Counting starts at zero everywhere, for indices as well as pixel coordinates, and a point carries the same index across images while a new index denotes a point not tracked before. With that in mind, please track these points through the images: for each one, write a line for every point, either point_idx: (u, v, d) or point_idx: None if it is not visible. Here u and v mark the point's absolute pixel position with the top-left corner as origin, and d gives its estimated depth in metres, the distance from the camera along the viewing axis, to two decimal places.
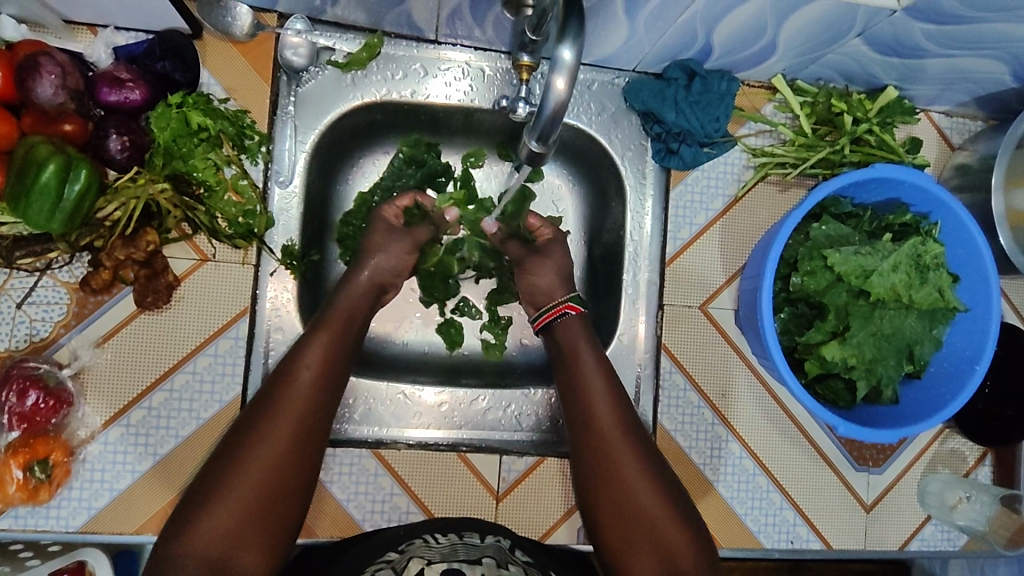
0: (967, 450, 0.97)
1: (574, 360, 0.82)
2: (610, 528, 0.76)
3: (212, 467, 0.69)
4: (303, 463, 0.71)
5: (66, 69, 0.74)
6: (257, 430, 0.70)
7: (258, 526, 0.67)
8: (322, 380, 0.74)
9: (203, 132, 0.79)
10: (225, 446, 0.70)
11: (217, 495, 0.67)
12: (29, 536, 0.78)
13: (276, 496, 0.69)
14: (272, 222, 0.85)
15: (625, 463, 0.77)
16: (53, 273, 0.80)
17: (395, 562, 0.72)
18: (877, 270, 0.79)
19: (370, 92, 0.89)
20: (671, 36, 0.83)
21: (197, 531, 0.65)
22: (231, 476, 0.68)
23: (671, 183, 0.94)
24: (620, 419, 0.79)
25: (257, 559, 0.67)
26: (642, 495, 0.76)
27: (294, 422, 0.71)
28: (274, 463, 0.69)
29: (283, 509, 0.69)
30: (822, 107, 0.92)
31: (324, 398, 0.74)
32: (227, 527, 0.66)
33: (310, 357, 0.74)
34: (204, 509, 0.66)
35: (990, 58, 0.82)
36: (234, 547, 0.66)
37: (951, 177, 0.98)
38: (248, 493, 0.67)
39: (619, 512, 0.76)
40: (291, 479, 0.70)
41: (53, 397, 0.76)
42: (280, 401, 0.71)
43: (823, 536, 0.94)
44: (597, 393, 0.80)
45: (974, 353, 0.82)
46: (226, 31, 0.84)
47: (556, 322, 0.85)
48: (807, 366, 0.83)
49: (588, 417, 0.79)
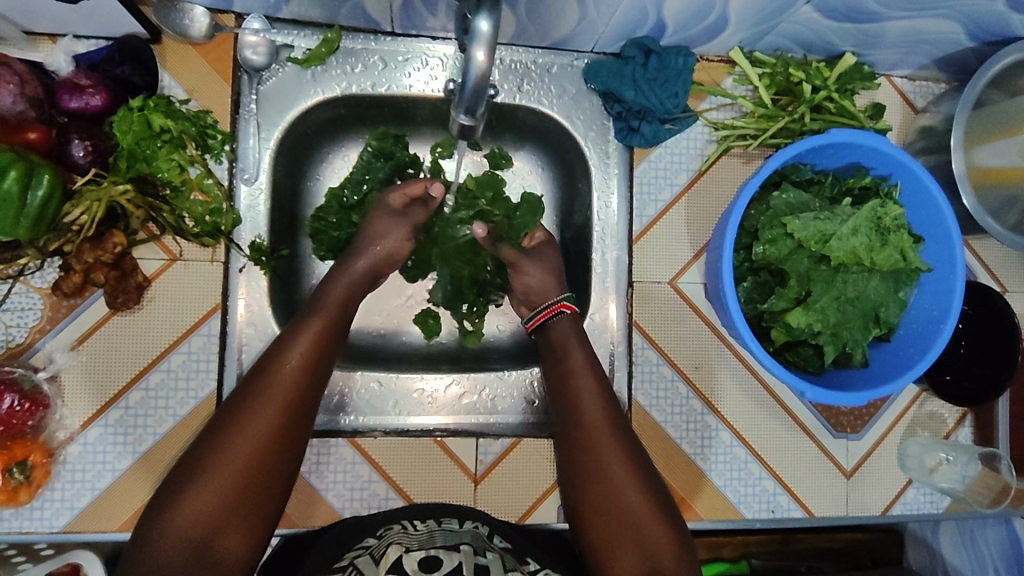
0: (946, 412, 0.98)
1: (565, 359, 0.83)
2: (598, 526, 0.74)
3: (196, 447, 0.68)
4: (290, 449, 0.70)
5: (22, 77, 0.76)
6: (241, 413, 0.68)
7: (241, 511, 0.66)
8: (311, 364, 0.73)
9: (165, 134, 0.80)
10: (212, 425, 0.69)
11: (201, 477, 0.65)
12: (14, 538, 0.80)
13: (260, 479, 0.67)
14: (239, 219, 0.86)
15: (612, 443, 0.77)
16: (26, 279, 0.81)
17: (373, 548, 0.73)
18: (836, 234, 0.79)
19: (331, 87, 0.90)
20: (623, 14, 0.83)
21: (180, 511, 0.64)
22: (213, 457, 0.66)
23: (635, 161, 0.95)
24: (608, 414, 0.79)
25: (239, 544, 0.66)
26: (625, 473, 0.75)
27: (282, 405, 0.70)
28: (261, 447, 0.68)
29: (266, 494, 0.68)
30: (780, 78, 0.93)
31: (313, 382, 0.73)
32: (208, 511, 0.64)
33: (299, 344, 0.73)
34: (188, 491, 0.65)
35: (944, 18, 0.82)
36: (217, 531, 0.65)
37: (915, 140, 0.98)
38: (230, 475, 0.66)
39: (605, 489, 0.74)
40: (276, 464, 0.69)
41: (29, 400, 0.77)
42: (268, 383, 0.70)
43: (803, 504, 0.95)
44: (585, 377, 0.81)
45: (940, 313, 0.82)
46: (183, 33, 0.85)
47: (548, 322, 0.86)
48: (774, 334, 0.84)
49: (575, 401, 0.80)
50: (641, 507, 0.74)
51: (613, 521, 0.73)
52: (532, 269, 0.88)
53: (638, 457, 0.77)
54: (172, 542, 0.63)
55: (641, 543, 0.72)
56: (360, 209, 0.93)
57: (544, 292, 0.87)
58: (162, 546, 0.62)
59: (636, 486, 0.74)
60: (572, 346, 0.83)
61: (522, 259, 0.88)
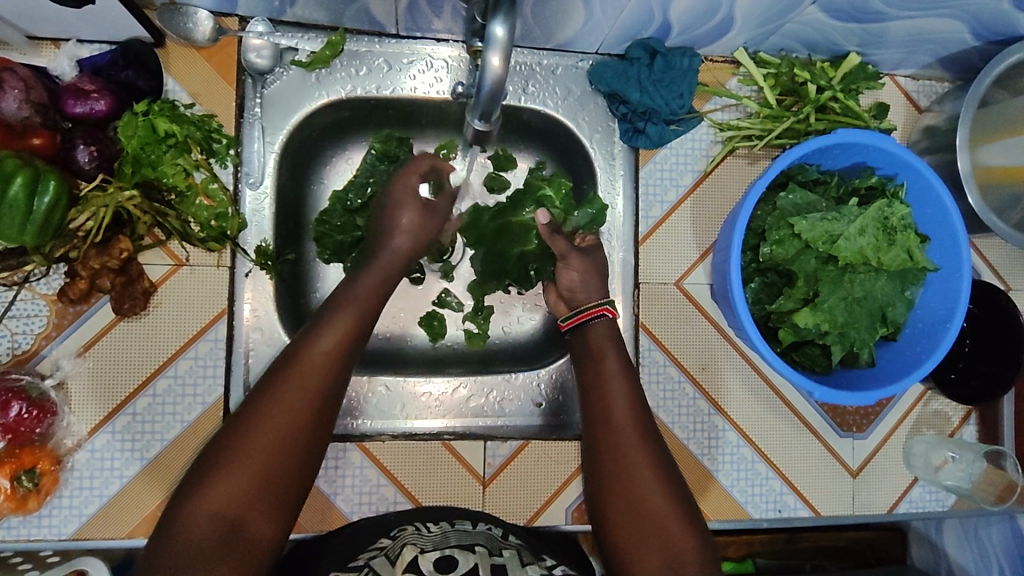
0: (951, 410, 0.98)
1: (599, 362, 0.82)
2: (623, 521, 0.73)
3: (227, 430, 0.66)
4: (321, 437, 0.67)
5: (28, 83, 0.75)
6: (274, 393, 0.66)
7: (271, 494, 0.64)
8: (346, 351, 0.71)
9: (170, 138, 0.79)
10: (245, 405, 0.67)
11: (233, 459, 0.63)
12: (22, 545, 0.80)
13: (293, 463, 0.65)
14: (245, 223, 0.86)
15: (637, 444, 0.76)
16: (31, 286, 0.81)
17: (388, 549, 0.73)
18: (844, 234, 0.79)
19: (336, 90, 0.90)
20: (629, 14, 0.82)
21: (212, 491, 0.62)
22: (246, 439, 0.64)
23: (640, 162, 0.95)
24: (636, 413, 0.78)
25: (268, 528, 0.63)
26: (650, 475, 0.74)
27: (316, 389, 0.67)
28: (295, 431, 0.65)
29: (296, 480, 0.65)
30: (785, 78, 0.92)
31: (345, 366, 0.71)
32: (240, 493, 0.62)
33: (336, 329, 0.71)
34: (220, 472, 0.63)
35: (948, 18, 0.82)
36: (246, 513, 0.62)
37: (919, 140, 0.98)
38: (261, 457, 0.63)
39: (630, 489, 0.74)
40: (308, 447, 0.66)
41: (37, 407, 0.77)
42: (303, 366, 0.68)
43: (810, 503, 0.95)
44: (614, 379, 0.80)
45: (947, 312, 0.82)
46: (188, 37, 0.84)
47: (590, 321, 0.85)
48: (781, 335, 0.84)
49: (604, 400, 0.79)
50: (665, 508, 0.73)
51: (639, 519, 0.72)
52: (579, 268, 0.86)
53: (662, 458, 0.76)
54: (201, 523, 0.60)
55: (667, 545, 0.71)
56: (364, 213, 0.93)
57: (586, 290, 0.86)
58: (191, 526, 0.60)
59: (659, 488, 0.74)
60: (605, 349, 0.83)
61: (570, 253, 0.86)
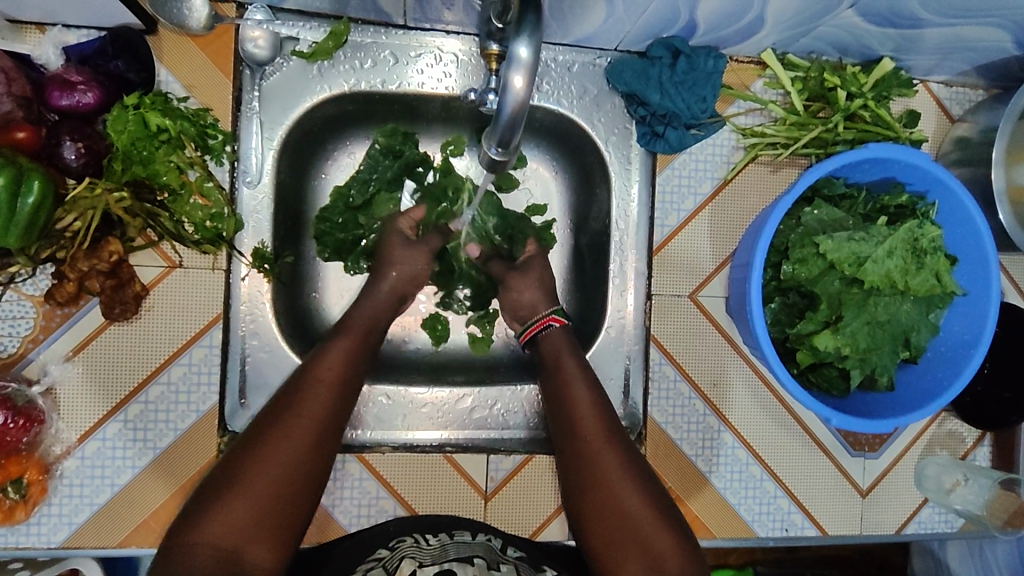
0: (965, 431, 0.96)
1: (558, 364, 0.81)
2: (597, 529, 0.73)
3: (229, 461, 0.67)
4: (322, 464, 0.69)
5: (9, 74, 0.70)
6: (278, 425, 0.69)
7: (270, 520, 0.65)
8: (344, 380, 0.74)
9: (162, 134, 0.75)
10: (245, 437, 0.69)
11: (236, 489, 0.64)
12: (10, 554, 0.78)
13: (294, 488, 0.67)
14: (242, 223, 0.82)
15: (611, 447, 0.75)
16: (17, 286, 0.77)
17: (385, 560, 0.71)
18: (872, 257, 0.76)
19: (338, 83, 0.85)
20: (652, 13, 0.78)
21: (211, 523, 0.63)
22: (247, 469, 0.65)
23: (658, 168, 0.91)
24: (603, 414, 0.78)
25: (267, 556, 0.64)
26: (629, 482, 0.73)
27: (316, 419, 0.70)
28: (298, 457, 0.67)
29: (293, 508, 0.67)
30: (813, 82, 0.88)
31: (343, 399, 0.73)
32: (242, 519, 0.63)
33: (332, 360, 0.75)
34: (219, 503, 0.64)
35: (992, 26, 0.77)
36: (247, 539, 0.63)
37: (950, 151, 0.93)
38: (263, 488, 0.65)
39: (608, 501, 0.73)
40: (308, 478, 0.68)
41: (23, 416, 0.74)
42: (306, 398, 0.71)
43: (818, 522, 0.93)
44: (578, 383, 0.79)
45: (972, 338, 0.79)
46: (182, 24, 0.79)
47: (540, 334, 0.84)
48: (799, 357, 0.81)
49: (570, 409, 0.78)
50: (635, 506, 0.72)
51: (612, 521, 0.72)
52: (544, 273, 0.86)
53: (629, 454, 0.76)
54: (202, 549, 0.61)
55: (640, 545, 0.70)
56: (367, 211, 0.90)
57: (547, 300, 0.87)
58: (192, 555, 0.61)
59: (629, 487, 0.73)
60: (561, 355, 0.82)
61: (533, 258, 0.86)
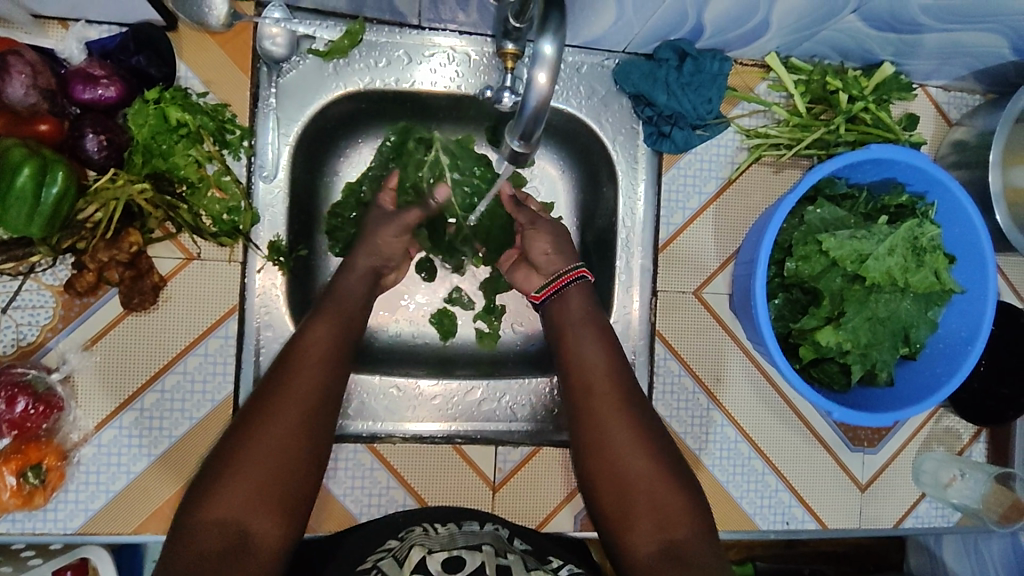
0: (962, 428, 0.98)
1: (572, 333, 0.82)
2: (613, 489, 0.75)
3: (226, 443, 0.70)
4: (318, 442, 0.72)
5: (35, 67, 0.71)
6: (267, 404, 0.71)
7: (276, 496, 0.68)
8: (330, 357, 0.76)
9: (182, 128, 0.77)
10: (241, 417, 0.71)
11: (231, 470, 0.67)
12: (27, 539, 0.79)
13: (293, 466, 0.69)
14: (258, 217, 0.84)
15: (620, 418, 0.77)
16: (37, 276, 0.79)
17: (396, 548, 0.73)
18: (873, 254, 0.78)
19: (353, 81, 0.87)
20: (660, 16, 0.80)
21: (212, 505, 0.66)
22: (243, 450, 0.68)
23: (664, 167, 0.93)
24: (616, 382, 0.79)
25: (273, 531, 0.67)
26: (637, 452, 0.76)
27: (306, 394, 0.72)
28: (287, 435, 0.70)
29: (296, 479, 0.69)
30: (816, 85, 0.90)
31: (331, 374, 0.75)
32: (240, 500, 0.66)
33: (318, 337, 0.76)
34: (218, 486, 0.67)
35: (989, 32, 0.80)
36: (254, 514, 0.66)
37: (948, 154, 0.96)
38: (259, 466, 0.68)
39: (619, 469, 0.75)
40: (305, 450, 0.70)
41: (43, 403, 0.75)
42: (294, 378, 0.73)
43: (818, 516, 0.95)
44: (589, 354, 0.81)
45: (969, 334, 0.82)
46: (201, 21, 0.80)
47: (570, 286, 0.84)
48: (802, 352, 0.83)
49: (582, 379, 0.80)
50: (643, 471, 0.75)
51: (621, 483, 0.75)
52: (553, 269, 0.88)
53: (642, 417, 0.78)
54: (210, 528, 0.64)
55: (656, 509, 0.73)
56: None
57: None
58: (199, 533, 0.64)
59: (641, 448, 0.76)
60: (574, 316, 0.83)
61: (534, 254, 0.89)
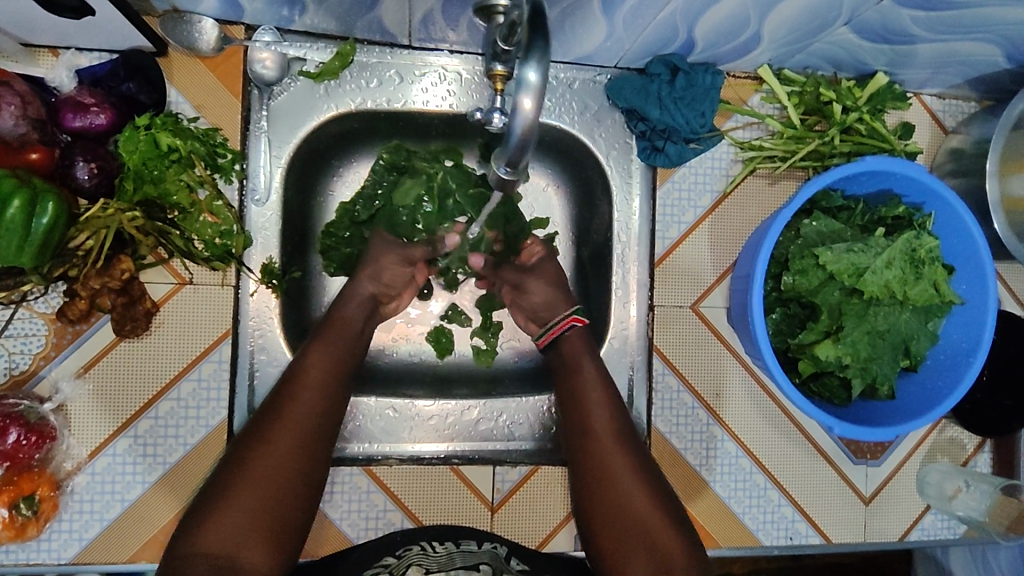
0: (966, 438, 0.97)
1: (573, 373, 0.83)
2: (605, 529, 0.74)
3: (219, 472, 0.69)
4: (310, 470, 0.71)
5: (25, 98, 0.71)
6: (265, 433, 0.71)
7: (264, 525, 0.67)
8: (326, 385, 0.75)
9: (173, 153, 0.77)
10: (239, 445, 0.71)
11: (228, 496, 0.67)
12: (21, 570, 0.78)
13: (284, 495, 0.69)
14: (250, 240, 0.83)
15: (615, 455, 0.77)
16: (29, 304, 0.78)
17: (393, 566, 0.74)
18: (871, 268, 0.77)
19: (344, 102, 0.86)
20: (651, 32, 0.80)
21: (205, 532, 0.65)
22: (239, 477, 0.68)
23: (658, 181, 0.92)
24: (612, 424, 0.80)
25: (265, 559, 0.66)
26: (629, 492, 0.75)
27: (300, 423, 0.72)
28: (283, 463, 0.69)
29: (290, 508, 0.69)
30: (810, 96, 0.90)
31: (328, 404, 0.75)
32: (233, 527, 0.65)
33: (317, 365, 0.76)
34: (214, 512, 0.66)
35: (982, 41, 0.79)
36: (242, 544, 0.65)
37: (944, 162, 0.95)
38: (254, 495, 0.67)
39: (612, 507, 0.74)
40: (298, 479, 0.70)
41: (35, 433, 0.74)
42: (289, 406, 0.73)
43: (822, 530, 0.94)
44: (591, 394, 0.81)
45: (970, 346, 0.81)
46: (192, 46, 0.81)
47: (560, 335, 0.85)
48: (801, 366, 0.82)
49: (580, 418, 0.80)
50: (643, 514, 0.74)
51: (619, 523, 0.74)
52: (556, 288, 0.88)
53: (638, 459, 0.78)
54: (198, 558, 0.63)
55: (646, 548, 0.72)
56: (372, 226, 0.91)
57: (552, 309, 0.87)
58: (192, 560, 0.63)
59: (634, 489, 0.75)
60: (573, 353, 0.84)
61: (528, 277, 0.89)
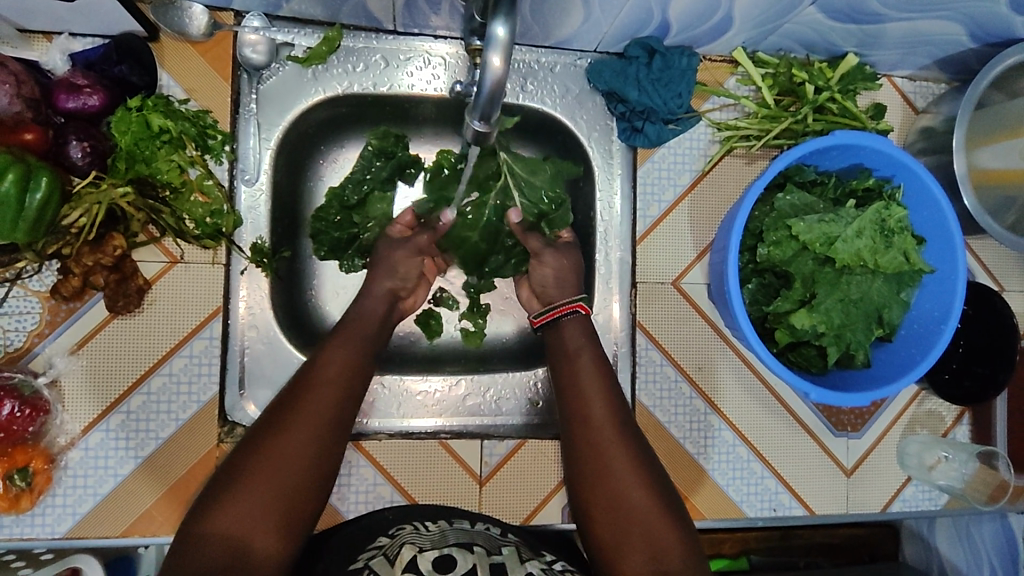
0: (945, 410, 0.99)
1: (572, 360, 0.81)
2: (603, 523, 0.72)
3: (235, 455, 0.67)
4: (330, 456, 0.69)
5: (18, 77, 0.73)
6: (285, 416, 0.68)
7: (279, 509, 0.64)
8: (346, 375, 0.74)
9: (164, 134, 0.78)
10: (257, 428, 0.69)
11: (244, 479, 0.64)
12: (15, 544, 0.79)
13: (302, 480, 0.66)
14: (240, 220, 0.85)
15: (619, 448, 0.75)
16: (24, 282, 0.80)
17: (387, 548, 0.69)
18: (842, 236, 0.80)
19: (332, 86, 0.89)
20: (627, 14, 0.82)
21: (221, 514, 0.62)
22: (258, 459, 0.65)
23: (638, 162, 0.95)
24: (612, 414, 0.77)
25: (275, 545, 0.63)
26: (633, 484, 0.72)
27: (324, 408, 0.70)
28: (303, 447, 0.67)
29: (309, 493, 0.66)
30: (783, 78, 0.93)
31: (348, 392, 0.73)
32: (249, 510, 0.63)
33: (334, 355, 0.75)
34: (230, 495, 0.63)
35: (945, 19, 0.82)
36: (257, 526, 0.62)
37: (915, 141, 0.99)
38: (273, 478, 0.65)
39: (617, 498, 0.72)
40: (319, 465, 0.68)
41: (30, 405, 0.77)
42: (309, 391, 0.71)
43: (805, 502, 0.96)
44: (588, 385, 0.79)
45: (941, 315, 0.83)
46: (182, 31, 0.83)
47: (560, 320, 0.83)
48: (777, 336, 0.85)
49: (579, 409, 0.78)
50: (646, 504, 0.71)
51: (618, 515, 0.71)
52: (552, 265, 0.86)
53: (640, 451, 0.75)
54: (211, 539, 0.61)
55: (648, 541, 0.69)
56: (362, 210, 0.92)
57: (559, 286, 0.86)
58: (206, 542, 0.61)
59: (638, 480, 0.73)
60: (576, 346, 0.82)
61: (512, 256, 0.91)
